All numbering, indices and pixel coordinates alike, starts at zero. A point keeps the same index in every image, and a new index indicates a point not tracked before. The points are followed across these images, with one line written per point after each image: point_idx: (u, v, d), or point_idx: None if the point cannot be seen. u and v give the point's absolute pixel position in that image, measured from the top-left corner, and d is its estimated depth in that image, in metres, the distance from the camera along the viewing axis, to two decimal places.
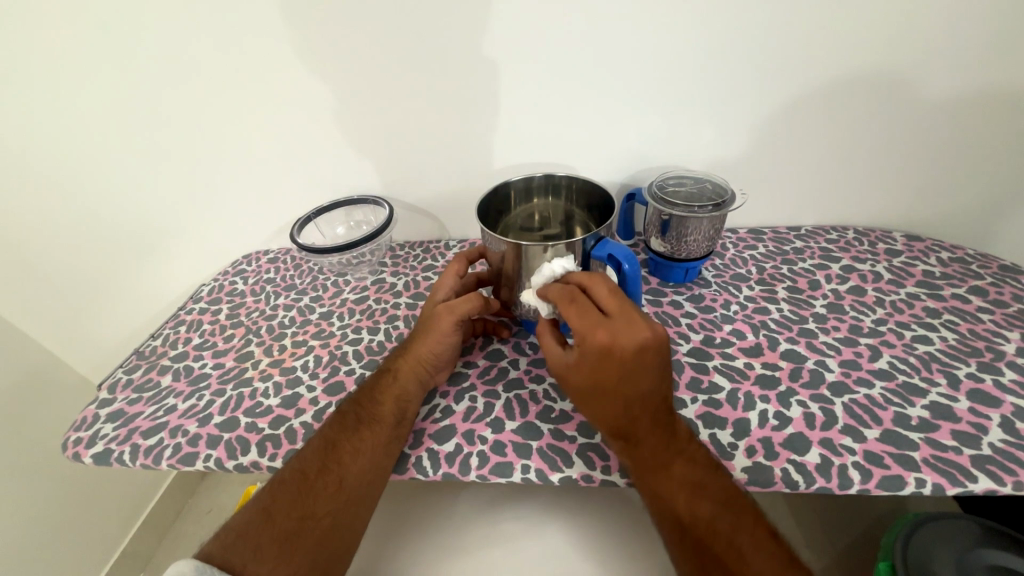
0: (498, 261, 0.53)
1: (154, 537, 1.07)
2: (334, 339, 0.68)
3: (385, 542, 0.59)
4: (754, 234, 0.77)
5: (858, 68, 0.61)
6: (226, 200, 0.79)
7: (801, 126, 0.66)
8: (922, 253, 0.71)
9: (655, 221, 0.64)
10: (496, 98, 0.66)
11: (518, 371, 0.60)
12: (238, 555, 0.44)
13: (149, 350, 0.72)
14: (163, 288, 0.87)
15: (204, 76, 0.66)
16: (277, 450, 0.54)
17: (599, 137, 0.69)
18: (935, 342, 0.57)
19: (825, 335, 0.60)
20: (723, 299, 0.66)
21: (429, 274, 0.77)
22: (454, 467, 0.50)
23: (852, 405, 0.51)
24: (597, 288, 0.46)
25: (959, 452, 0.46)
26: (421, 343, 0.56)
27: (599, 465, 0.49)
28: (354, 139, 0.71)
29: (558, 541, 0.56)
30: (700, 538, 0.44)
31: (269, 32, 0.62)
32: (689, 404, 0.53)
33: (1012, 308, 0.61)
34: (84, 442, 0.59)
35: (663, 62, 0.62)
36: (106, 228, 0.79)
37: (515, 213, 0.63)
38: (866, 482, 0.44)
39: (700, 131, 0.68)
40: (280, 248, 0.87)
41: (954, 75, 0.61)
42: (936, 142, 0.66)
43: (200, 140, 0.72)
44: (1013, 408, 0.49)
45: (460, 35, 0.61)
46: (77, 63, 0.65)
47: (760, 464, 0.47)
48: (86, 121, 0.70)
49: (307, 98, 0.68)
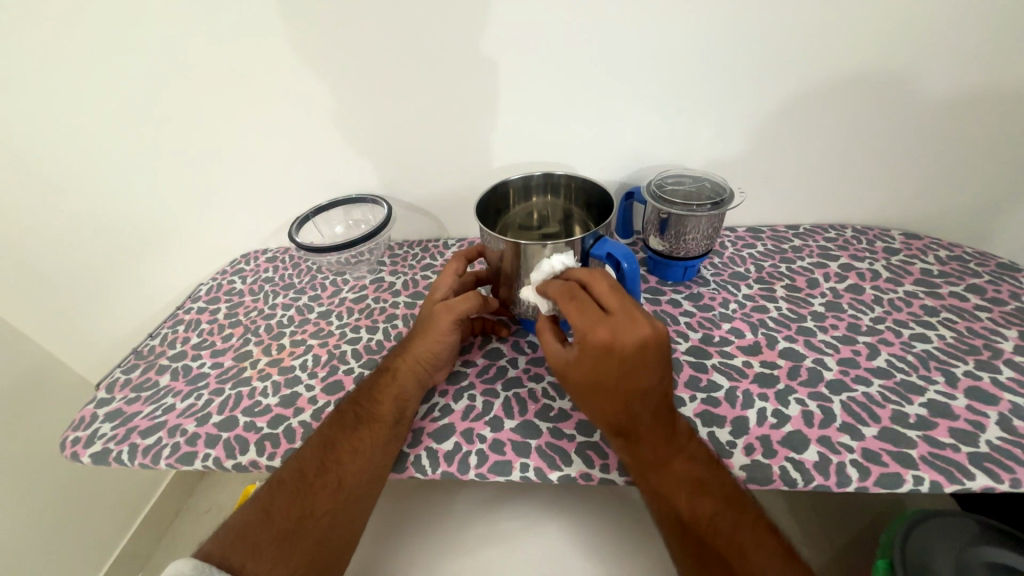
0: (496, 260, 0.53)
1: (154, 536, 1.08)
2: (332, 338, 0.68)
3: (383, 541, 0.59)
4: (752, 233, 0.77)
5: (858, 65, 0.61)
6: (225, 200, 0.79)
7: (801, 125, 0.66)
8: (920, 251, 0.71)
9: (654, 220, 0.64)
10: (495, 96, 0.66)
11: (517, 370, 0.60)
12: (237, 553, 0.44)
13: (148, 350, 0.72)
14: (161, 287, 0.87)
15: (202, 75, 0.66)
16: (276, 449, 0.53)
17: (598, 136, 0.69)
18: (933, 340, 0.57)
19: (823, 334, 0.60)
20: (721, 297, 0.66)
21: (428, 273, 0.77)
22: (453, 466, 0.50)
23: (850, 403, 0.51)
24: (598, 285, 0.46)
25: (957, 449, 0.46)
26: (419, 342, 0.56)
27: (598, 464, 0.49)
28: (352, 138, 0.71)
29: (557, 538, 0.56)
30: (699, 532, 0.44)
31: (267, 31, 0.62)
32: (688, 403, 0.53)
33: (1010, 306, 0.61)
34: (82, 441, 0.59)
35: (663, 58, 0.62)
36: (104, 226, 0.79)
37: (514, 212, 0.64)
38: (864, 480, 0.45)
39: (700, 130, 0.68)
40: (278, 247, 0.87)
41: (953, 74, 0.61)
42: (935, 140, 0.67)
43: (199, 137, 0.72)
44: (1011, 406, 0.49)
45: (459, 34, 0.61)
46: (75, 62, 0.65)
47: (759, 462, 0.47)
48: (83, 121, 0.69)
49: (305, 98, 0.68)
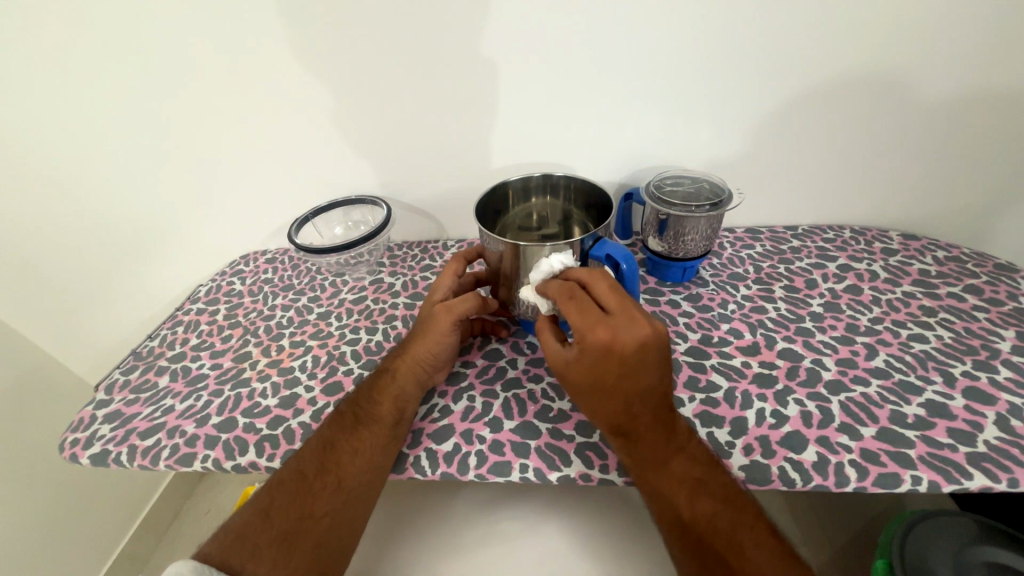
0: (496, 261, 0.53)
1: (153, 537, 1.07)
2: (331, 339, 0.68)
3: (384, 542, 0.59)
4: (751, 234, 0.77)
5: (855, 66, 0.61)
6: (224, 201, 0.79)
7: (798, 126, 0.67)
8: (918, 252, 0.71)
9: (653, 220, 0.64)
10: (494, 97, 0.66)
11: (517, 370, 0.60)
12: (237, 555, 0.44)
13: (147, 351, 0.72)
14: (160, 289, 0.87)
15: (200, 76, 0.66)
16: (275, 450, 0.53)
17: (597, 137, 0.69)
18: (931, 341, 0.57)
19: (822, 334, 0.60)
20: (720, 298, 0.67)
21: (428, 274, 0.77)
22: (452, 467, 0.50)
23: (849, 404, 0.51)
24: (597, 285, 0.46)
25: (954, 450, 0.46)
26: (418, 343, 0.56)
27: (597, 465, 0.49)
28: (351, 139, 0.71)
29: (557, 539, 0.56)
30: (700, 535, 0.44)
31: (265, 30, 0.62)
32: (687, 403, 0.53)
33: (1007, 306, 0.61)
34: (81, 443, 0.58)
35: (662, 59, 0.62)
36: (102, 227, 0.79)
37: (513, 213, 0.64)
38: (862, 480, 0.45)
39: (698, 131, 0.68)
40: (277, 248, 0.87)
41: (950, 75, 0.61)
42: (933, 141, 0.67)
43: (197, 138, 0.72)
44: (1008, 406, 0.49)
45: (458, 34, 0.61)
46: (72, 61, 0.64)
47: (757, 462, 0.47)
48: (82, 122, 0.69)
49: (304, 99, 0.68)
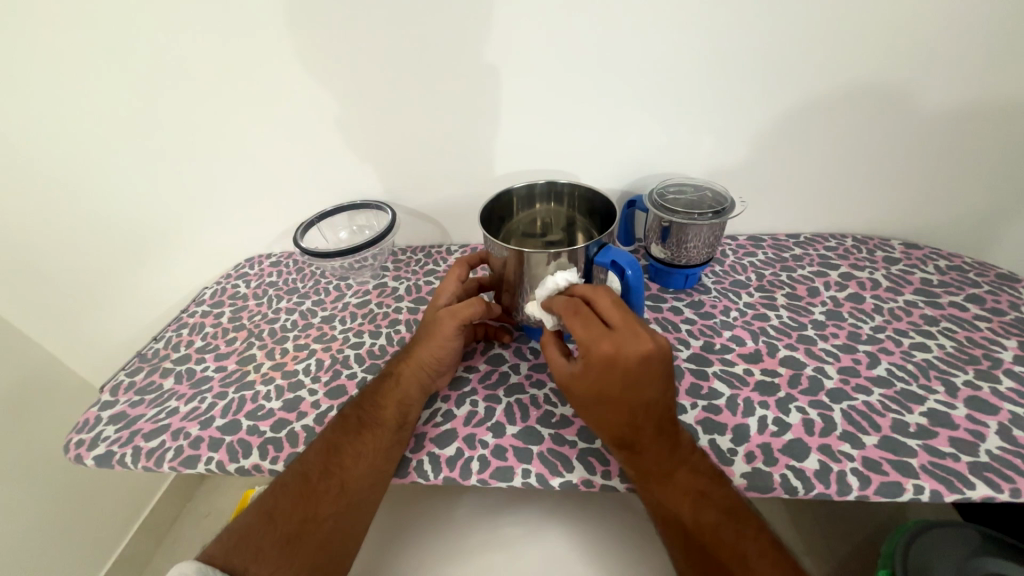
0: (500, 267, 0.54)
1: (152, 539, 1.07)
2: (335, 343, 0.68)
3: (385, 546, 0.59)
4: (753, 242, 0.78)
5: (856, 76, 0.62)
6: (229, 205, 0.80)
7: (801, 134, 0.67)
8: (920, 261, 0.71)
9: (656, 228, 0.65)
10: (498, 103, 0.67)
11: (519, 375, 0.60)
12: (239, 557, 0.44)
13: (152, 353, 0.73)
14: (165, 291, 0.88)
15: (207, 80, 0.67)
16: (279, 453, 0.54)
17: (600, 144, 0.70)
18: (933, 350, 0.58)
19: (824, 342, 0.60)
20: (722, 305, 0.67)
21: (431, 279, 0.78)
22: (454, 471, 0.51)
23: (851, 412, 0.51)
24: (601, 300, 0.46)
25: (956, 459, 0.46)
26: (422, 347, 0.56)
27: (600, 471, 0.49)
28: (356, 143, 0.72)
29: (558, 545, 0.56)
30: (703, 544, 0.44)
31: (272, 34, 0.63)
32: (689, 410, 0.53)
33: (1009, 316, 0.61)
34: (85, 444, 0.59)
35: (664, 68, 0.63)
36: (109, 228, 0.79)
37: (517, 220, 0.64)
38: (865, 489, 0.45)
39: (701, 139, 0.68)
40: (282, 251, 0.87)
41: (951, 85, 0.62)
42: (934, 151, 0.67)
43: (204, 141, 0.73)
44: (1011, 416, 0.49)
45: (464, 41, 0.62)
46: (83, 65, 0.65)
47: (760, 470, 0.47)
48: (91, 125, 0.70)
49: (311, 104, 0.68)
